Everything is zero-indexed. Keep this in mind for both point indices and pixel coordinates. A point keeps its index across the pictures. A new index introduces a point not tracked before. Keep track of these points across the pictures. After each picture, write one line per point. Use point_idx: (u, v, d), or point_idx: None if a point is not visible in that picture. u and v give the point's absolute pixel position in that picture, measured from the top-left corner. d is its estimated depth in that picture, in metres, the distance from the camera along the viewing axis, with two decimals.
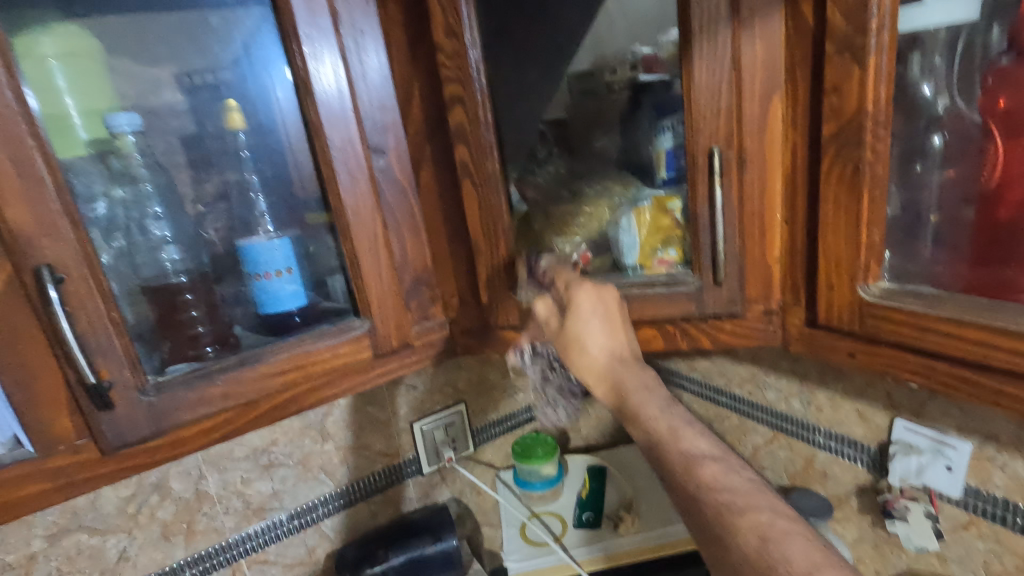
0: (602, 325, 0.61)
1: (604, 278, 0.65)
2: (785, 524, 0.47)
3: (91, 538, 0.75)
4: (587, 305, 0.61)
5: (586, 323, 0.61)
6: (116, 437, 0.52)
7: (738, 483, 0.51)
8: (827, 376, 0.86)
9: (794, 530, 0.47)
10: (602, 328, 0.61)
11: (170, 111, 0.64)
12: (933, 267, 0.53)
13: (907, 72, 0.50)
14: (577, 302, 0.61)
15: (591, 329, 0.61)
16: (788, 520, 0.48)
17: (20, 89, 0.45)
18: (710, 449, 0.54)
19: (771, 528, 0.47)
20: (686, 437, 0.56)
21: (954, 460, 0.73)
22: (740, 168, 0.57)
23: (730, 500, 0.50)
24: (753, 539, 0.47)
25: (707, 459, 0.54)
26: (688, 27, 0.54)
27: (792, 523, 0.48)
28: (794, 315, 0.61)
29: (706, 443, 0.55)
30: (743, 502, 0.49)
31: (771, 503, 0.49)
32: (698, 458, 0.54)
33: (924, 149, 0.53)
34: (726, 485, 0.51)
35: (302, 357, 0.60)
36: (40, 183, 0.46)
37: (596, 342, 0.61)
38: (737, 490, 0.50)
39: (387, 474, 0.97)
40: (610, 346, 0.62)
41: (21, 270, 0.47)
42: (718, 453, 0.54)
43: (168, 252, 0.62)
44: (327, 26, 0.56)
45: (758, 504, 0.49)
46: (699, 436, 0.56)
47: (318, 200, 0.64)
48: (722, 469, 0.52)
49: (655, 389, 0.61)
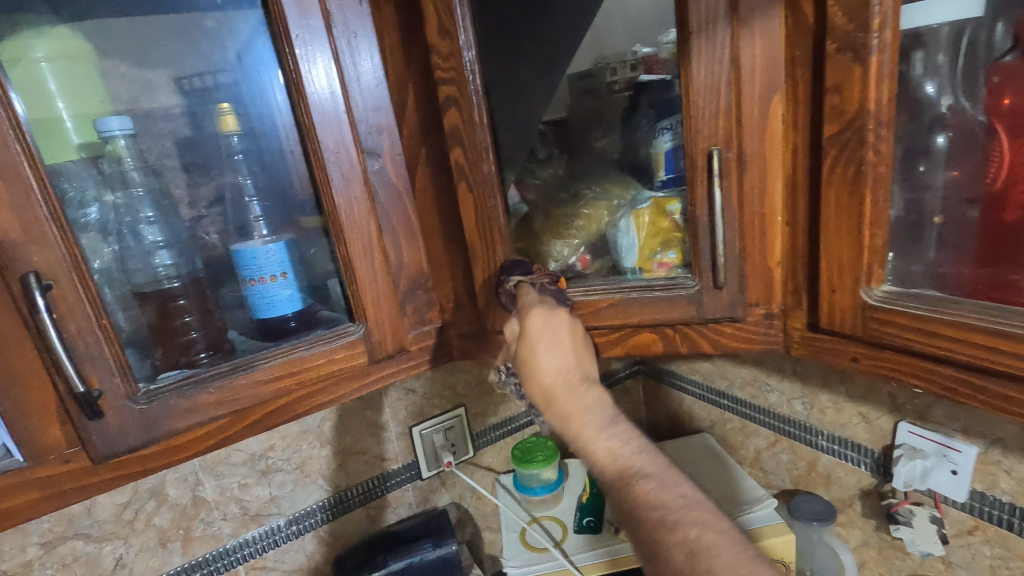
0: (557, 348, 0.60)
1: (582, 287, 0.63)
2: (710, 539, 0.52)
3: (87, 545, 0.74)
4: (539, 328, 0.59)
5: (540, 348, 0.60)
6: (106, 446, 0.51)
7: (669, 499, 0.55)
8: (830, 379, 0.85)
9: (719, 543, 0.51)
10: (557, 352, 0.60)
11: (164, 113, 0.64)
12: (937, 269, 0.52)
13: (909, 70, 0.49)
14: (530, 326, 0.59)
15: (545, 354, 0.60)
16: (715, 534, 0.52)
17: (6, 92, 0.45)
18: (644, 467, 0.57)
19: (699, 543, 0.51)
20: (623, 454, 0.58)
21: (959, 464, 0.72)
22: (740, 169, 0.56)
23: (660, 517, 0.54)
24: (680, 555, 0.51)
25: (640, 476, 0.56)
26: (686, 25, 0.53)
27: (717, 538, 0.52)
28: (795, 319, 0.60)
29: (642, 457, 0.58)
30: (675, 519, 0.53)
31: (700, 519, 0.54)
32: (633, 475, 0.56)
33: (928, 149, 0.51)
34: (660, 502, 0.55)
35: (297, 362, 0.59)
36: (25, 188, 0.45)
37: (550, 363, 0.60)
38: (670, 506, 0.54)
39: (369, 485, 0.94)
40: (564, 371, 0.60)
41: (7, 277, 0.46)
42: (654, 471, 0.57)
43: (161, 257, 0.61)
44: (319, 27, 0.55)
45: (689, 521, 0.53)
46: (638, 454, 0.58)
47: (311, 203, 0.62)
48: (656, 487, 0.56)
49: (601, 410, 0.60)
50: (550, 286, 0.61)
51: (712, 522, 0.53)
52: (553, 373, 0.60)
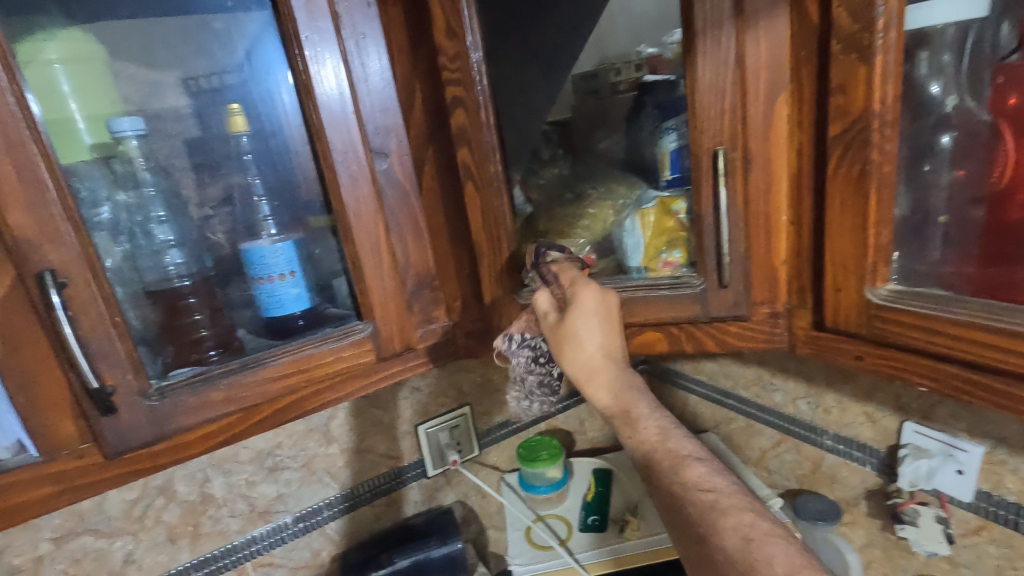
0: (598, 322, 0.59)
1: (615, 282, 0.63)
2: (766, 526, 0.48)
3: (97, 541, 0.75)
4: (589, 302, 0.58)
5: (587, 321, 0.59)
6: (118, 442, 0.51)
7: (724, 485, 0.52)
8: (835, 379, 0.85)
9: (776, 532, 0.48)
10: (599, 326, 0.59)
11: (174, 114, 0.65)
12: (941, 268, 0.52)
13: (914, 71, 0.50)
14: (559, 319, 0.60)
15: (586, 328, 0.59)
16: (770, 522, 0.49)
17: (21, 94, 0.45)
18: (696, 451, 0.56)
19: (754, 530, 0.48)
20: (673, 437, 0.57)
21: (965, 464, 0.72)
22: (745, 169, 0.56)
23: (714, 501, 0.51)
24: (735, 539, 0.48)
25: (694, 460, 0.55)
26: (691, 26, 0.53)
27: (774, 526, 0.48)
28: (800, 318, 0.60)
29: (698, 448, 0.56)
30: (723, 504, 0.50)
31: (755, 507, 0.50)
32: (685, 459, 0.55)
33: (933, 149, 0.52)
34: (716, 486, 0.52)
35: (305, 360, 0.60)
36: (40, 187, 0.46)
37: (591, 338, 0.59)
38: (723, 491, 0.51)
39: (389, 478, 0.96)
40: (604, 346, 0.60)
41: (23, 275, 0.46)
42: (706, 456, 0.55)
43: (171, 256, 0.62)
44: (328, 28, 0.56)
45: (742, 508, 0.50)
46: (686, 440, 0.57)
47: (319, 203, 0.63)
48: (709, 471, 0.53)
49: (645, 390, 0.61)
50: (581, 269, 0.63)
51: (765, 510, 0.50)
52: (592, 344, 0.59)
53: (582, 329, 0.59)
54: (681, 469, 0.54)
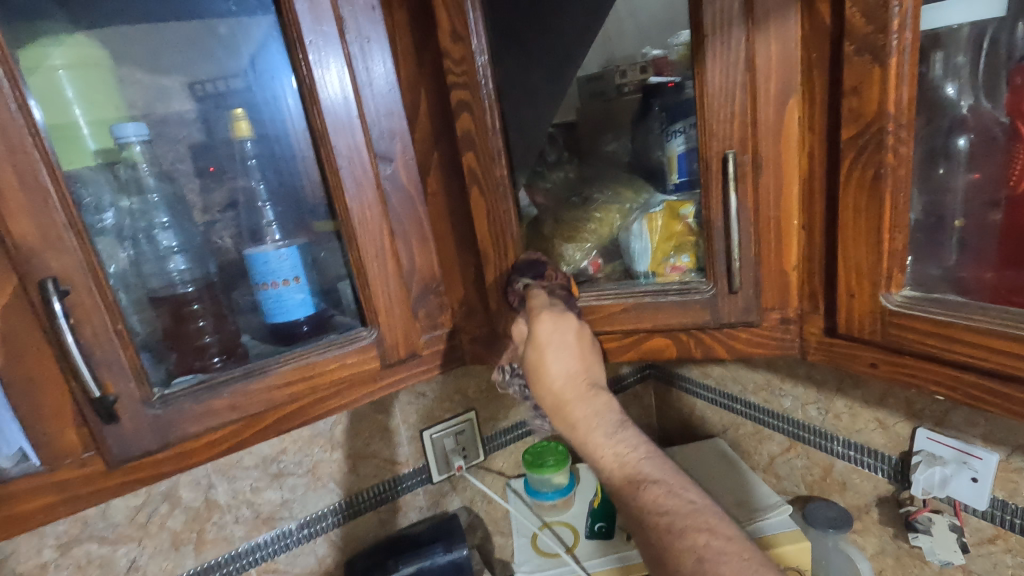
0: (566, 351, 0.58)
1: (594, 292, 0.63)
2: (721, 544, 0.48)
3: (101, 548, 0.74)
4: (548, 335, 0.57)
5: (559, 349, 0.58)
6: (121, 450, 0.51)
7: (681, 505, 0.51)
8: (846, 384, 0.84)
9: (729, 550, 0.48)
10: (566, 355, 0.58)
11: (179, 120, 0.64)
12: (957, 273, 0.51)
13: (929, 72, 0.49)
14: (539, 332, 0.57)
15: (555, 359, 0.57)
16: (725, 540, 0.49)
17: (24, 101, 0.45)
18: (653, 472, 0.53)
19: (708, 552, 0.48)
20: (631, 459, 0.54)
21: (980, 471, 0.70)
22: (755, 173, 0.55)
23: (670, 525, 0.50)
24: (690, 561, 0.48)
25: (651, 483, 0.52)
26: (700, 27, 0.53)
27: (728, 545, 0.48)
28: (811, 324, 0.59)
29: (656, 467, 0.54)
30: (682, 525, 0.49)
31: (710, 524, 0.50)
32: (643, 481, 0.53)
33: (948, 151, 0.51)
34: (672, 507, 0.51)
35: (310, 367, 0.59)
36: (43, 194, 0.46)
37: (559, 367, 0.57)
38: (679, 512, 0.50)
39: (383, 488, 0.94)
40: (572, 375, 0.58)
41: (26, 283, 0.46)
42: (663, 475, 0.53)
43: (175, 262, 0.61)
44: (332, 32, 0.56)
45: (699, 525, 0.49)
46: (645, 459, 0.54)
47: (324, 208, 0.62)
48: (665, 492, 0.52)
49: (607, 417, 0.57)
50: (560, 293, 0.61)
51: (720, 528, 0.49)
52: (561, 376, 0.58)
53: (549, 359, 0.57)
54: (638, 492, 0.52)
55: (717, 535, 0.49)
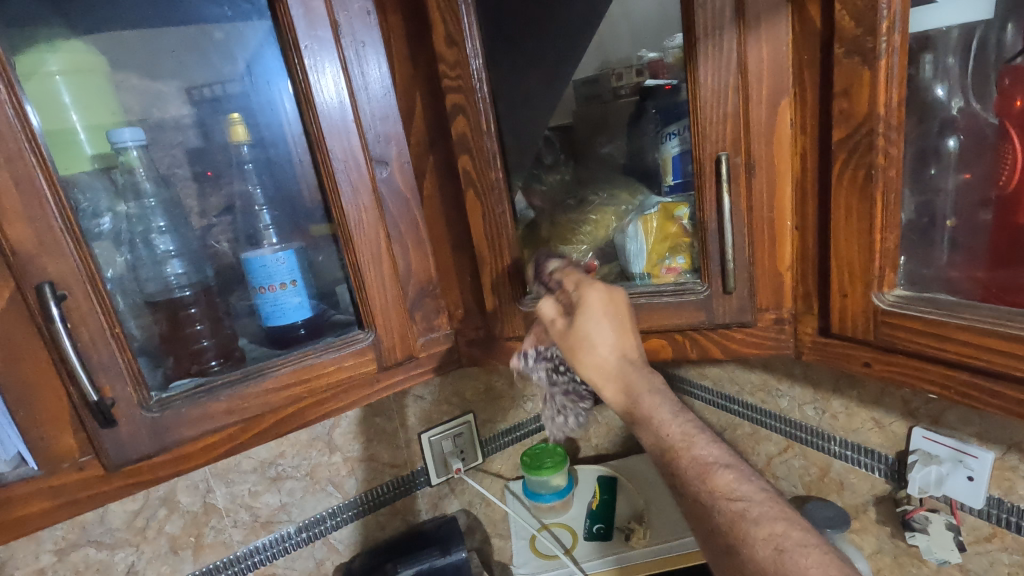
0: (609, 327, 0.57)
1: (635, 291, 0.62)
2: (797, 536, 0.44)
3: (100, 553, 0.74)
4: (597, 304, 0.56)
5: (598, 324, 0.56)
6: (118, 455, 0.51)
7: (755, 492, 0.47)
8: (842, 384, 0.84)
9: (809, 544, 0.43)
10: (611, 331, 0.57)
11: (175, 125, 0.64)
12: (948, 273, 0.51)
13: (918, 73, 0.49)
14: (588, 299, 0.56)
15: (598, 332, 0.56)
16: (803, 531, 0.44)
17: (21, 107, 0.45)
18: (722, 455, 0.50)
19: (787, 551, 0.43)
20: (698, 443, 0.51)
21: (976, 471, 0.71)
22: (748, 174, 0.56)
23: (740, 513, 0.46)
24: (766, 549, 0.43)
25: (721, 466, 0.49)
26: (692, 31, 0.53)
27: (808, 536, 0.44)
28: (805, 323, 0.60)
29: (722, 449, 0.51)
30: (759, 512, 0.45)
31: (786, 514, 0.46)
32: (712, 465, 0.49)
33: (937, 152, 0.51)
34: (744, 494, 0.47)
35: (307, 370, 0.59)
36: (40, 200, 0.46)
37: (604, 343, 0.57)
38: (753, 499, 0.46)
39: (399, 483, 0.96)
40: (619, 350, 0.57)
41: (23, 288, 0.46)
42: (732, 459, 0.50)
43: (172, 266, 0.62)
44: (327, 37, 0.56)
45: (776, 523, 0.45)
46: (711, 442, 0.51)
47: (320, 211, 0.62)
48: (736, 478, 0.48)
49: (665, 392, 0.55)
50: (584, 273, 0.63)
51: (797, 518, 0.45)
52: (607, 352, 0.57)
53: (595, 335, 0.56)
54: (707, 475, 0.49)
55: (794, 528, 0.44)
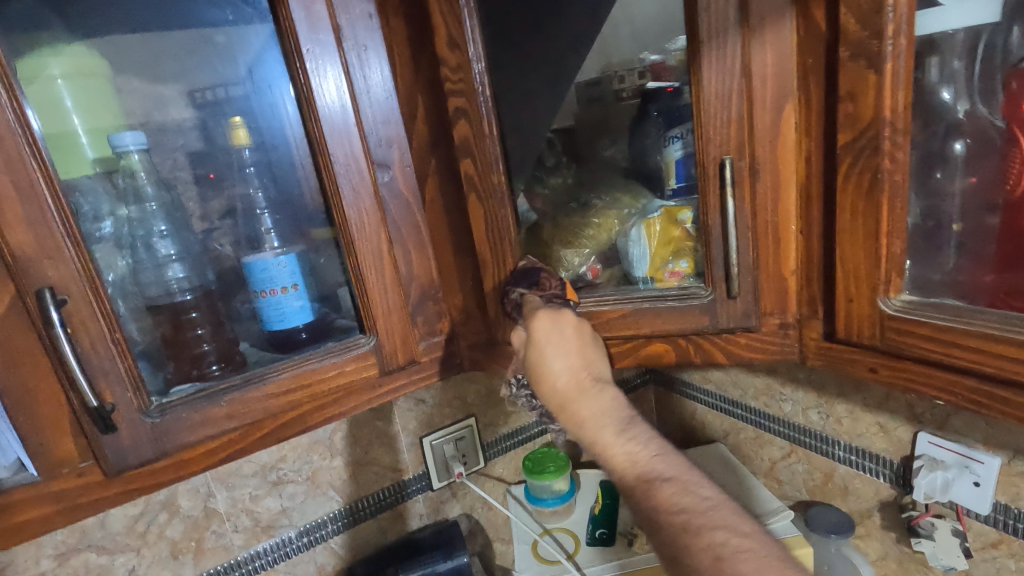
0: (563, 348, 0.58)
1: (593, 297, 0.63)
2: (736, 542, 0.47)
3: (100, 557, 0.74)
4: (545, 332, 0.58)
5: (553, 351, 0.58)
6: (118, 460, 0.51)
7: (695, 503, 0.50)
8: (846, 388, 0.84)
9: (747, 549, 0.46)
10: (564, 353, 0.58)
11: (178, 128, 0.64)
12: (956, 277, 0.51)
13: (925, 76, 0.49)
14: (536, 330, 0.58)
15: (555, 359, 0.58)
16: (743, 537, 0.48)
17: (21, 111, 0.45)
18: (666, 470, 0.53)
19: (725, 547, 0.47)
20: (642, 457, 0.54)
21: (982, 476, 0.70)
22: (752, 177, 0.55)
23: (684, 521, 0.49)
24: (707, 560, 0.47)
25: (663, 480, 0.52)
26: (696, 34, 0.53)
27: (745, 541, 0.47)
28: (811, 328, 0.59)
29: (666, 463, 0.54)
30: (700, 523, 0.49)
31: (726, 522, 0.49)
32: (654, 479, 0.53)
33: (945, 155, 0.51)
34: (682, 504, 0.50)
35: (308, 375, 0.59)
36: (41, 205, 0.46)
37: (558, 363, 0.58)
38: (694, 510, 0.50)
39: (391, 492, 0.95)
40: (572, 371, 0.58)
41: (22, 292, 0.46)
42: (673, 473, 0.53)
43: (173, 271, 0.61)
44: (329, 41, 0.56)
45: (715, 523, 0.49)
46: (656, 457, 0.54)
47: (322, 215, 0.62)
48: (677, 490, 0.51)
49: (614, 413, 0.57)
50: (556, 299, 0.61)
51: (737, 526, 0.48)
52: (560, 374, 0.58)
53: (549, 355, 0.58)
54: (650, 489, 0.52)
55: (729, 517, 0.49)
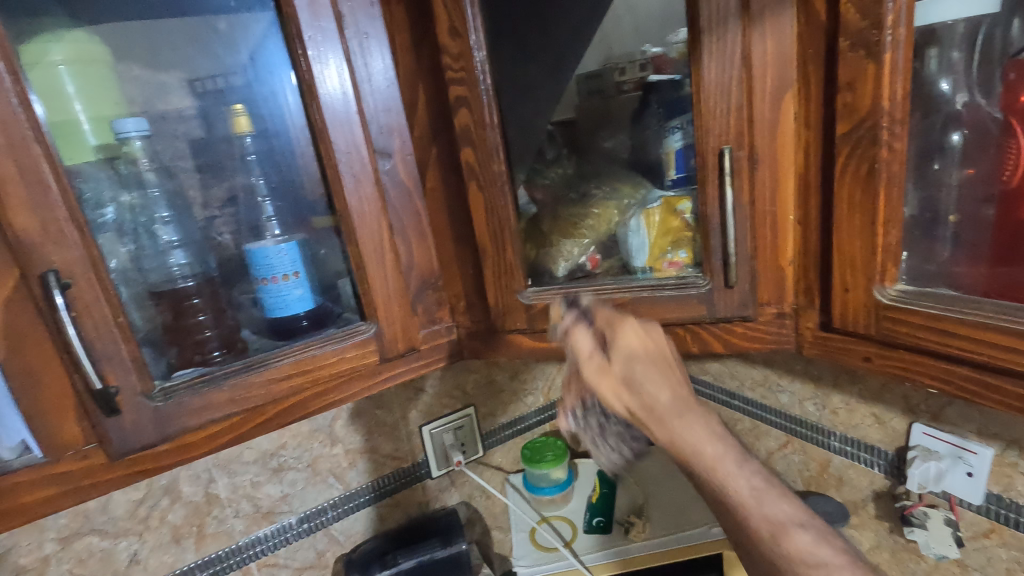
0: (649, 360, 0.50)
1: (592, 287, 0.63)
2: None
3: (103, 541, 0.75)
4: (634, 341, 0.50)
5: (642, 365, 0.49)
6: (121, 443, 0.51)
7: (838, 562, 0.44)
8: (842, 380, 0.84)
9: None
10: (648, 363, 0.50)
11: (178, 115, 0.65)
12: (951, 268, 0.51)
13: (924, 67, 0.49)
14: (623, 337, 0.50)
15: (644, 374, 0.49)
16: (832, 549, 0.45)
17: (26, 96, 0.45)
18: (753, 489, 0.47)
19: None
20: (769, 500, 0.47)
21: (975, 466, 0.71)
22: (751, 167, 0.56)
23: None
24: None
25: (794, 527, 0.46)
26: (696, 24, 0.53)
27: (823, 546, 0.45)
28: (807, 318, 0.60)
29: (792, 505, 0.47)
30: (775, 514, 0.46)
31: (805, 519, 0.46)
32: (785, 525, 0.46)
33: (942, 147, 0.51)
34: (821, 559, 0.44)
35: (309, 361, 0.59)
36: (45, 190, 0.46)
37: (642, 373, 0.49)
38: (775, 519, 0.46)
39: (400, 475, 0.97)
40: (658, 386, 0.49)
41: (27, 276, 0.47)
42: (803, 517, 0.46)
43: (175, 257, 0.62)
44: (331, 28, 0.56)
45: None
46: (781, 498, 0.47)
47: (323, 203, 0.63)
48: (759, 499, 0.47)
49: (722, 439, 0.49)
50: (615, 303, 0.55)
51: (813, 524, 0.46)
52: (647, 386, 0.49)
53: (640, 376, 0.49)
54: (783, 538, 0.45)
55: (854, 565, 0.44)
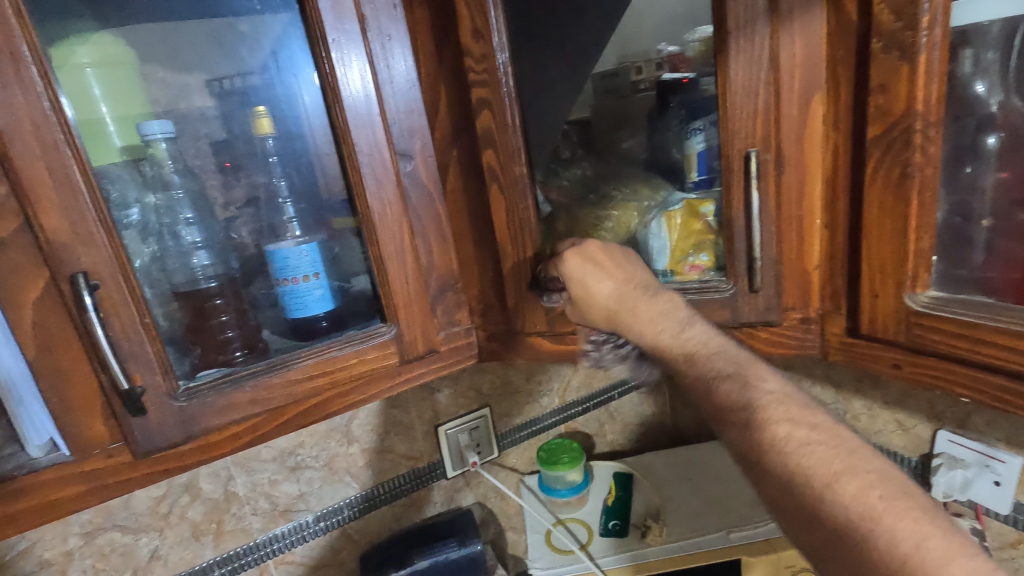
0: (602, 275, 0.57)
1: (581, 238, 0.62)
2: (802, 436, 0.43)
3: (124, 537, 0.76)
4: (578, 268, 0.58)
5: (589, 278, 0.57)
6: (146, 442, 0.52)
7: (764, 396, 0.46)
8: (865, 385, 0.83)
9: (814, 441, 0.42)
10: (604, 279, 0.57)
11: (201, 117, 0.65)
12: (984, 274, 0.50)
13: (958, 69, 0.48)
14: (569, 272, 0.58)
15: (595, 283, 0.57)
16: (808, 430, 0.43)
17: (56, 98, 0.46)
18: (724, 368, 0.50)
19: (789, 442, 0.43)
20: (700, 360, 0.51)
21: (1003, 475, 0.69)
22: (777, 171, 0.55)
23: (748, 421, 0.45)
24: None
25: (724, 379, 0.49)
26: (723, 25, 0.52)
27: (758, 395, 0.46)
28: (833, 324, 0.59)
29: (728, 362, 0.50)
30: (715, 375, 0.50)
31: (737, 371, 0.49)
32: (713, 381, 0.50)
33: (976, 150, 0.50)
34: (742, 405, 0.46)
35: (331, 362, 0.60)
36: (75, 192, 0.47)
37: (602, 290, 0.57)
38: (725, 371, 0.50)
39: (412, 477, 0.96)
40: (617, 290, 0.56)
41: (56, 277, 0.47)
42: (736, 369, 0.49)
43: (199, 257, 0.62)
44: (354, 30, 0.56)
45: (778, 416, 0.44)
46: (715, 355, 0.51)
47: (343, 203, 0.63)
48: (711, 356, 0.52)
49: (672, 315, 0.55)
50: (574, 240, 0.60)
51: (802, 418, 0.44)
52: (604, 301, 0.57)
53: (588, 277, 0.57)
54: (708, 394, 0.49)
55: (792, 406, 0.45)
